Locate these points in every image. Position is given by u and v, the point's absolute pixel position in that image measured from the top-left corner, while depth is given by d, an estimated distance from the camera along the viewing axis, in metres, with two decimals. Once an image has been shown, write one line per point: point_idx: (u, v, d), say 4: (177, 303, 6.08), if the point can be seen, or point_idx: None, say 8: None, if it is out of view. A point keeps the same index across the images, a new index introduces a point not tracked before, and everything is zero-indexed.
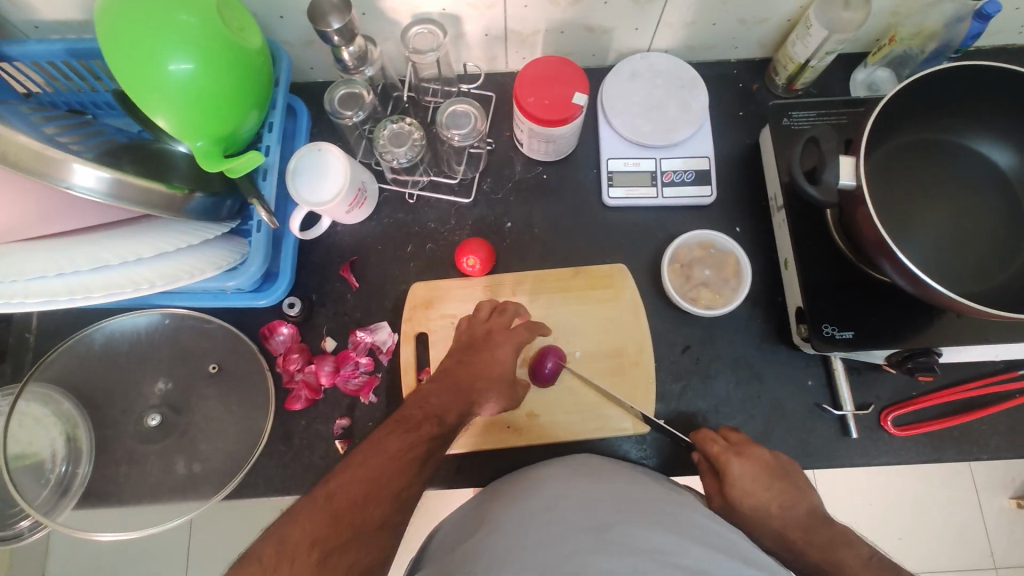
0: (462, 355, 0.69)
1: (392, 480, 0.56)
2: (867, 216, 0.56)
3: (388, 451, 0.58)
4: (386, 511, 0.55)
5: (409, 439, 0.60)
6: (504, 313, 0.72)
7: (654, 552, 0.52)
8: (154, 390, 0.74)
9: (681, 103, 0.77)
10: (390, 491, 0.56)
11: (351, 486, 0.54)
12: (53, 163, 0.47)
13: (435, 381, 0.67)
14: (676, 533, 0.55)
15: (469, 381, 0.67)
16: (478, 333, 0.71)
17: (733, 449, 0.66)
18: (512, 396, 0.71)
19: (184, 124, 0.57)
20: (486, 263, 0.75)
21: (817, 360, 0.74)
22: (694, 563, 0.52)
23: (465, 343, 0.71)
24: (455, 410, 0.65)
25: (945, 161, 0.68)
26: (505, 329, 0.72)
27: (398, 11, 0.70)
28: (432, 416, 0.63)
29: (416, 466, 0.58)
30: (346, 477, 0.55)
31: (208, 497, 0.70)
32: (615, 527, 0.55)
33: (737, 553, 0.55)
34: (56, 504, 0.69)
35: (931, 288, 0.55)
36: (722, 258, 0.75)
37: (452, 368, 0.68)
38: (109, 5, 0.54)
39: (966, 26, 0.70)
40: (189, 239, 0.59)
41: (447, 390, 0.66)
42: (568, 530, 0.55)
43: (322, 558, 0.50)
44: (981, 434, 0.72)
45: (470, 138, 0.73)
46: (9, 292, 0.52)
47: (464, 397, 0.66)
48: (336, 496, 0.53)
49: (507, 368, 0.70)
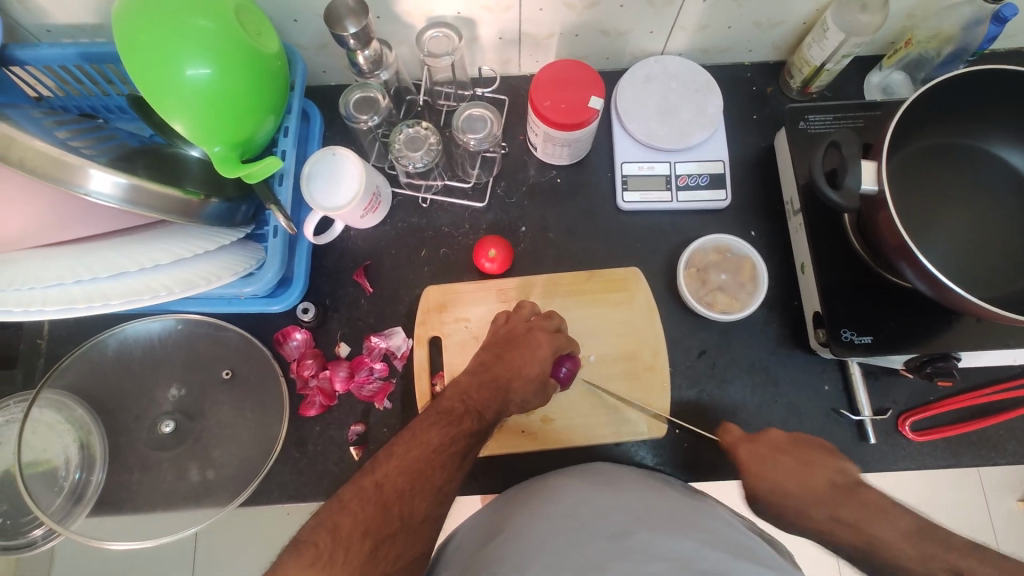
0: (500, 352, 0.69)
1: (434, 473, 0.58)
2: (889, 219, 0.56)
3: (429, 445, 0.59)
4: (428, 505, 0.57)
5: (451, 431, 0.61)
6: (549, 319, 0.72)
7: (672, 559, 0.51)
8: (168, 396, 0.73)
9: (696, 106, 0.76)
10: (431, 485, 0.58)
11: (398, 478, 0.57)
12: (69, 168, 0.47)
13: (474, 375, 0.67)
14: (695, 539, 0.55)
15: (506, 378, 0.66)
16: (518, 329, 0.71)
17: (744, 437, 0.67)
18: (541, 396, 0.69)
19: (200, 129, 0.56)
20: (505, 257, 0.75)
21: (833, 365, 0.74)
22: (715, 566, 0.51)
23: (504, 338, 0.70)
24: (492, 405, 0.65)
25: (963, 165, 0.67)
26: (546, 330, 0.71)
27: (413, 14, 0.69)
28: (472, 410, 0.63)
29: (456, 460, 0.60)
30: (391, 468, 0.57)
31: (223, 504, 0.69)
32: (634, 534, 0.54)
33: (753, 555, 0.55)
34: (69, 512, 0.69)
35: (953, 292, 0.54)
36: (738, 262, 0.74)
37: (493, 364, 0.68)
38: (126, 8, 0.54)
39: (984, 29, 0.68)
40: (204, 245, 0.58)
41: (487, 385, 0.66)
42: (590, 536, 0.54)
43: (374, 546, 0.53)
44: (998, 439, 0.72)
45: (485, 141, 0.73)
46: (27, 299, 0.51)
47: (501, 392, 0.66)
48: (384, 485, 0.56)
49: (547, 367, 0.68)
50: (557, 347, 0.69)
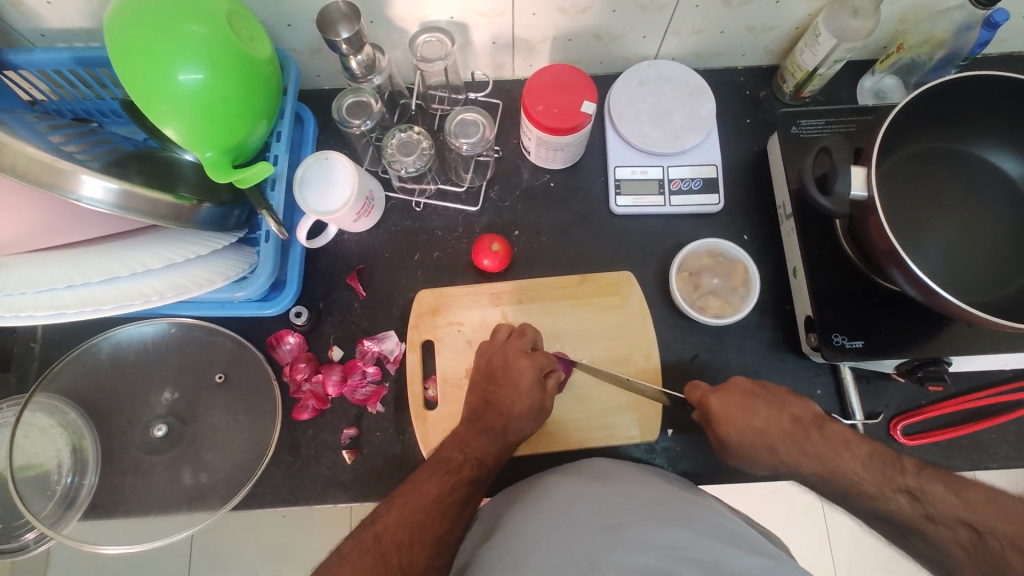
0: (488, 395, 0.69)
1: (433, 524, 0.59)
2: (879, 225, 0.56)
3: (427, 496, 0.60)
4: (426, 556, 0.57)
5: (448, 482, 0.62)
6: (524, 336, 0.72)
7: (666, 548, 0.51)
8: (161, 400, 0.73)
9: (689, 111, 0.76)
10: (430, 534, 0.58)
11: (397, 529, 0.58)
12: (61, 174, 0.47)
13: (468, 423, 0.68)
14: (689, 530, 0.54)
15: (500, 423, 0.67)
16: (496, 360, 0.70)
17: (713, 390, 0.67)
18: (541, 420, 0.69)
19: (193, 134, 0.56)
20: (507, 255, 0.75)
21: (825, 369, 0.74)
22: (708, 557, 0.51)
23: (485, 372, 0.70)
24: (491, 451, 0.66)
25: (955, 170, 0.68)
26: (524, 349, 0.71)
27: (407, 19, 0.69)
28: (471, 459, 0.65)
29: (455, 508, 0.61)
30: (390, 520, 0.58)
31: (215, 509, 0.69)
32: (627, 525, 0.54)
33: (746, 544, 0.55)
34: (61, 516, 0.69)
35: (943, 299, 0.54)
36: (730, 266, 0.75)
37: (482, 411, 0.68)
38: (119, 14, 0.54)
39: (975, 34, 0.69)
40: (197, 249, 0.58)
41: (482, 432, 0.67)
42: (581, 530, 0.54)
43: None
44: (990, 443, 0.72)
45: (478, 146, 0.73)
46: (19, 304, 0.52)
47: (498, 438, 0.67)
48: (382, 538, 0.57)
49: (535, 395, 0.68)
50: (536, 369, 0.69)
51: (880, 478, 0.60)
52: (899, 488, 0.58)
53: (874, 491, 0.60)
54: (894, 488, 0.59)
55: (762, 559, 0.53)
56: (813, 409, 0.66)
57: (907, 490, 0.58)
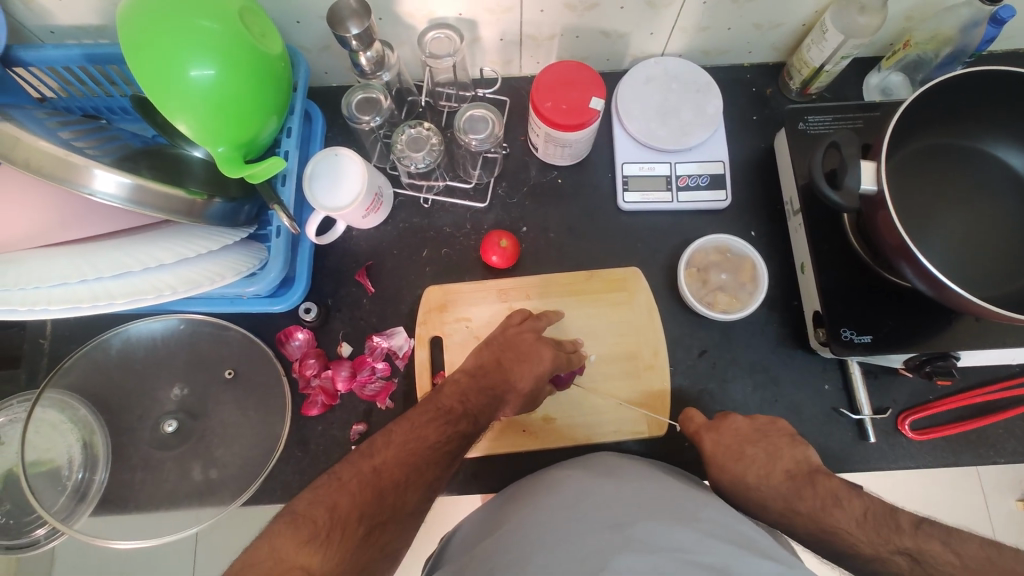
0: (501, 356, 0.68)
1: (428, 471, 0.57)
2: (889, 220, 0.56)
3: (426, 442, 0.59)
4: (418, 499, 0.56)
5: (447, 432, 0.60)
6: (565, 344, 0.72)
7: (680, 553, 0.50)
8: (171, 395, 0.74)
9: (695, 107, 0.77)
10: (424, 480, 0.57)
11: (397, 468, 0.56)
12: (74, 169, 0.48)
13: (471, 377, 0.66)
14: (698, 531, 0.54)
15: (503, 387, 0.66)
16: (526, 335, 0.70)
17: (707, 426, 0.68)
18: (529, 408, 0.70)
19: (205, 130, 0.56)
20: (515, 251, 0.75)
21: (833, 364, 0.75)
22: (721, 560, 0.50)
23: (508, 341, 0.70)
24: (489, 412, 0.64)
25: (964, 167, 0.68)
26: (552, 344, 0.70)
27: (415, 15, 0.69)
28: (469, 414, 0.63)
29: (448, 460, 0.59)
30: (391, 456, 0.56)
31: (226, 503, 0.70)
32: (634, 526, 0.53)
33: (755, 548, 0.54)
34: (73, 511, 0.69)
35: (950, 290, 0.54)
36: (738, 262, 0.75)
37: (490, 368, 0.67)
38: (132, 10, 0.54)
39: (982, 30, 0.69)
40: (209, 244, 0.59)
41: (484, 392, 0.65)
42: (590, 528, 0.53)
43: (366, 533, 0.51)
44: (997, 438, 0.72)
45: (487, 142, 0.73)
46: (32, 298, 0.51)
47: (497, 399, 0.65)
48: (381, 474, 0.55)
49: (541, 384, 0.68)
50: (556, 368, 0.68)
51: (874, 536, 0.55)
52: (897, 549, 0.53)
53: (870, 553, 0.54)
54: (891, 549, 0.53)
55: (770, 562, 0.53)
56: (809, 460, 0.63)
57: (905, 552, 0.53)
